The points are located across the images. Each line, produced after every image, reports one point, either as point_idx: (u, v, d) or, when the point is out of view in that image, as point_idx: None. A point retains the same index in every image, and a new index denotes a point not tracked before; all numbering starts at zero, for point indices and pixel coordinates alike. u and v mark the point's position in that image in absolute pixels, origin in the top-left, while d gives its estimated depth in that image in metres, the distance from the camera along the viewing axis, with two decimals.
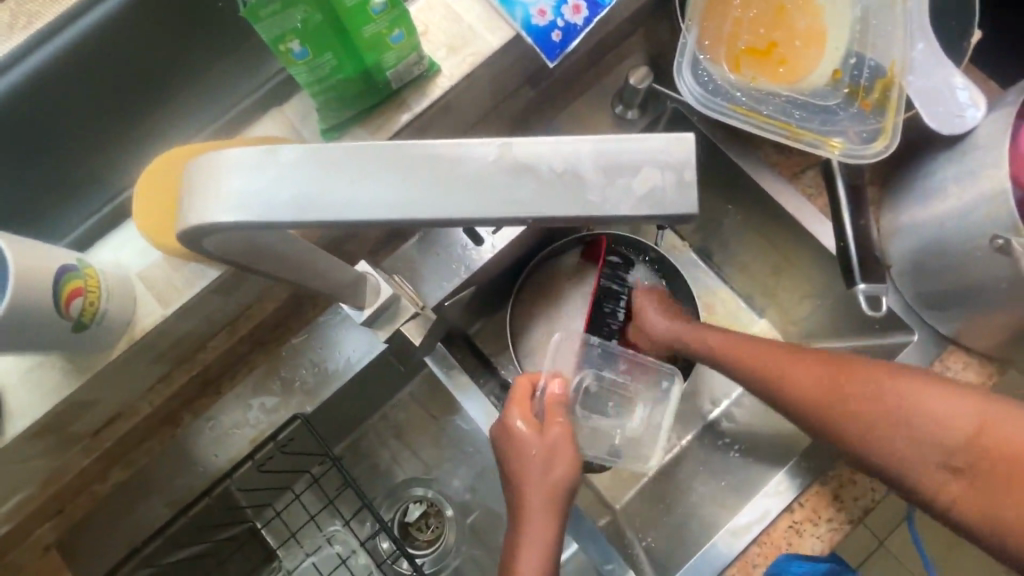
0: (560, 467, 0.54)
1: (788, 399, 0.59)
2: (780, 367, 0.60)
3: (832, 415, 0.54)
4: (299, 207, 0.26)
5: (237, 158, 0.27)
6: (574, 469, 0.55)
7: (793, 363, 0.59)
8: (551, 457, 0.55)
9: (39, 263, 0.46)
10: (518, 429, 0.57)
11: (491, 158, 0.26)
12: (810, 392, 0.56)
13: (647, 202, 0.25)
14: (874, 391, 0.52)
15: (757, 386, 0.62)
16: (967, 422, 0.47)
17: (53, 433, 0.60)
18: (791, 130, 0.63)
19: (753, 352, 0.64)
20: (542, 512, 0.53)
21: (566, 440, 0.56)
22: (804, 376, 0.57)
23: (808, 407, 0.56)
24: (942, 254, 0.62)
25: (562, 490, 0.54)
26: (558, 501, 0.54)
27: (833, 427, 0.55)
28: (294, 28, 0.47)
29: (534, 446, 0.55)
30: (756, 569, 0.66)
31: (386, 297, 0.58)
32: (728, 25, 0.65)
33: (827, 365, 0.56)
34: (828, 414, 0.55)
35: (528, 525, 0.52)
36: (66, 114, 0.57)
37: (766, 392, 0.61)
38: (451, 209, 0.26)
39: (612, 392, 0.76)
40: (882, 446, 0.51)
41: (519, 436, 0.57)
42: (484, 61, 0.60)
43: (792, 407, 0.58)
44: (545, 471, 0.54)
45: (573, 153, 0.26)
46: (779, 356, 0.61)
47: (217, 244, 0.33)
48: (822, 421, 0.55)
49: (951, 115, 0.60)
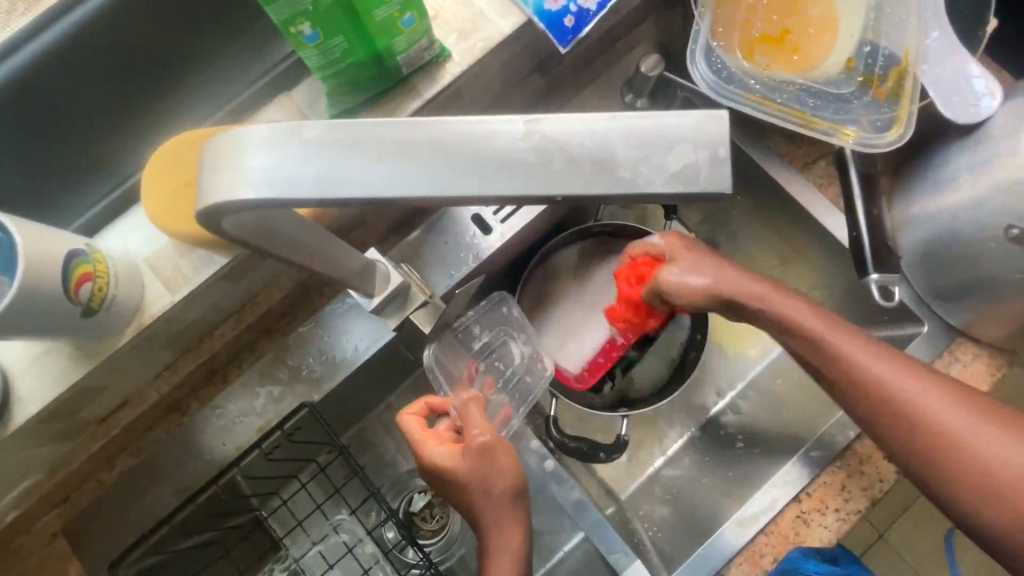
0: (498, 479, 0.54)
1: (905, 428, 0.50)
2: (914, 394, 0.50)
3: (976, 466, 0.47)
4: (320, 186, 0.26)
5: (261, 134, 0.26)
6: (510, 470, 0.54)
7: (932, 390, 0.50)
8: (488, 472, 0.53)
9: (47, 248, 0.45)
10: (444, 463, 0.54)
11: (518, 137, 0.25)
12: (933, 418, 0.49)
13: (681, 178, 0.25)
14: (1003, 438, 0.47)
15: (868, 402, 0.52)
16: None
17: (60, 420, 0.59)
18: (805, 118, 0.63)
19: (874, 364, 0.52)
20: (503, 524, 0.54)
21: (492, 450, 0.54)
22: (946, 411, 0.49)
23: (936, 447, 0.49)
24: (956, 245, 0.62)
25: (512, 490, 0.55)
26: (513, 501, 0.55)
27: (964, 473, 0.48)
28: (305, 10, 0.46)
29: (468, 473, 0.53)
30: (764, 559, 0.66)
31: (396, 284, 0.57)
32: (742, 13, 0.64)
33: (974, 408, 0.49)
34: (972, 462, 0.47)
35: (498, 534, 0.54)
36: (74, 98, 0.56)
37: (876, 410, 0.51)
38: (481, 187, 0.25)
39: (495, 354, 0.72)
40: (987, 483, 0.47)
41: (443, 465, 0.54)
42: (495, 46, 0.59)
43: (907, 437, 0.50)
44: (490, 486, 0.54)
45: (604, 130, 0.25)
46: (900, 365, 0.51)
47: (234, 224, 0.32)
48: (952, 466, 0.48)
49: (967, 104, 0.60)
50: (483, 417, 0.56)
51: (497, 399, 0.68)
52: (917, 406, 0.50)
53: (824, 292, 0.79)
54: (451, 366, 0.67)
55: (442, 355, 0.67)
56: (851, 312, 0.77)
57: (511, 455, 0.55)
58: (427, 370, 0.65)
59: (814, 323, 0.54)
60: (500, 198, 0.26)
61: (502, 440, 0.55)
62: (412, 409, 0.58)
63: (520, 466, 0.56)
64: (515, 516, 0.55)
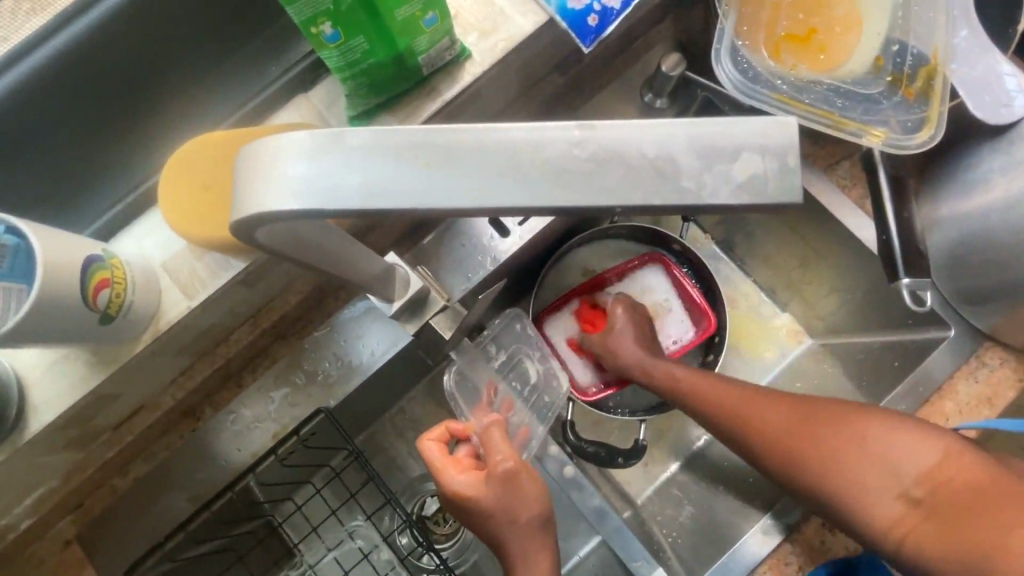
0: (523, 505, 0.53)
1: (765, 449, 0.58)
2: (757, 414, 0.59)
3: (821, 466, 0.53)
4: (364, 197, 0.25)
5: (301, 141, 0.25)
6: (534, 498, 0.54)
7: (769, 407, 0.59)
8: (512, 500, 0.53)
9: (65, 256, 0.44)
10: (465, 492, 0.53)
11: (572, 143, 0.24)
12: (773, 432, 0.57)
13: (746, 190, 0.24)
14: (830, 435, 0.54)
15: (730, 429, 0.60)
16: (933, 462, 0.50)
17: (76, 427, 0.58)
18: (833, 119, 0.62)
19: (728, 390, 0.62)
20: (532, 547, 0.54)
21: (516, 480, 0.53)
22: (779, 420, 0.57)
23: (792, 460, 0.55)
24: (986, 249, 0.60)
25: (537, 517, 0.55)
26: (541, 524, 0.55)
27: (815, 474, 0.54)
28: (327, 9, 0.45)
29: (493, 501, 0.53)
30: (789, 567, 0.65)
31: (415, 289, 0.56)
32: (767, 11, 0.63)
33: (805, 412, 0.57)
34: (815, 464, 0.54)
35: (526, 559, 0.54)
36: (89, 100, 0.55)
37: (747, 442, 0.59)
38: (534, 198, 0.24)
39: (511, 373, 0.72)
40: (831, 482, 0.53)
41: (466, 494, 0.53)
42: (516, 46, 0.58)
43: (768, 458, 0.58)
44: (515, 512, 0.53)
45: (667, 136, 0.24)
46: (742, 396, 0.61)
47: (267, 235, 0.31)
48: (801, 470, 0.55)
49: (998, 104, 0.58)
50: (506, 443, 0.55)
51: (517, 417, 0.67)
52: (759, 426, 0.58)
53: (843, 294, 0.78)
54: (468, 392, 0.68)
55: (460, 383, 0.68)
56: (871, 316, 0.76)
57: (536, 482, 0.55)
58: (448, 398, 0.67)
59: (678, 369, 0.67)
60: (555, 208, 0.24)
61: (525, 468, 0.54)
62: (432, 435, 0.57)
63: (544, 490, 0.55)
64: (541, 536, 0.55)
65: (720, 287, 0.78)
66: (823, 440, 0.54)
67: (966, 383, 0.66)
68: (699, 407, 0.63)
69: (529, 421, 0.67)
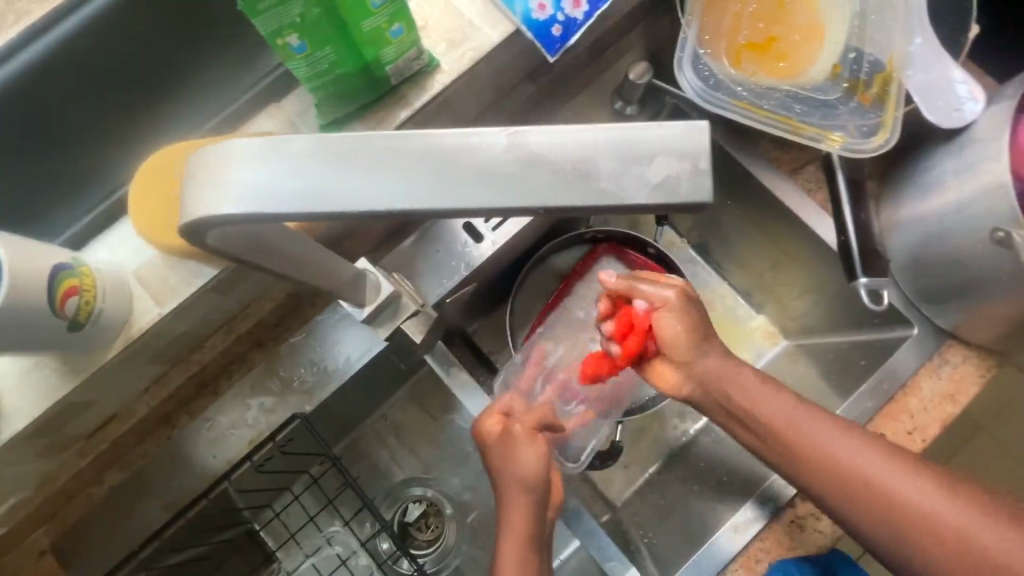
0: (516, 461, 0.55)
1: (896, 519, 0.48)
2: (893, 480, 0.48)
3: (969, 552, 0.45)
4: (300, 199, 0.26)
5: (241, 150, 0.26)
6: (529, 460, 0.55)
7: (907, 470, 0.48)
8: (507, 452, 0.56)
9: (32, 265, 0.45)
10: (485, 433, 0.59)
11: (500, 149, 0.25)
12: (830, 459, 0.50)
13: (660, 191, 0.25)
14: (897, 473, 0.48)
15: (857, 495, 0.49)
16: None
17: (46, 436, 0.58)
18: (792, 124, 0.63)
19: (783, 408, 0.54)
20: (512, 499, 0.55)
21: (520, 443, 0.57)
22: (924, 492, 0.47)
23: (847, 489, 0.49)
24: (943, 250, 0.62)
25: (524, 478, 0.55)
26: (526, 486, 0.55)
27: (957, 560, 0.46)
28: (293, 22, 0.46)
29: (498, 455, 0.57)
30: (760, 565, 0.65)
31: (385, 295, 0.58)
32: (728, 20, 0.65)
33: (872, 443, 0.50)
34: (874, 497, 0.48)
35: (509, 529, 0.53)
36: (61, 111, 0.56)
37: (798, 461, 0.52)
38: (464, 199, 0.25)
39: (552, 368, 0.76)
40: (888, 519, 0.48)
41: (484, 433, 0.59)
42: (484, 56, 0.59)
43: (895, 530, 0.48)
44: (507, 463, 0.56)
45: (586, 142, 0.25)
46: (802, 415, 0.53)
47: (219, 239, 0.32)
48: (857, 498, 0.49)
49: (950, 109, 0.61)
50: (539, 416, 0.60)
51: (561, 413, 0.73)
52: (899, 493, 0.48)
53: (813, 296, 0.79)
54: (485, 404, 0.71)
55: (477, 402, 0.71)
56: (841, 316, 0.78)
57: (541, 456, 0.56)
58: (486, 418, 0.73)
59: (804, 417, 0.53)
60: (485, 210, 0.26)
61: (533, 438, 0.57)
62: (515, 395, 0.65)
63: (547, 469, 0.56)
64: (522, 506, 0.54)
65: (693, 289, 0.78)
66: (888, 476, 0.48)
67: (929, 380, 0.68)
68: (823, 466, 0.51)
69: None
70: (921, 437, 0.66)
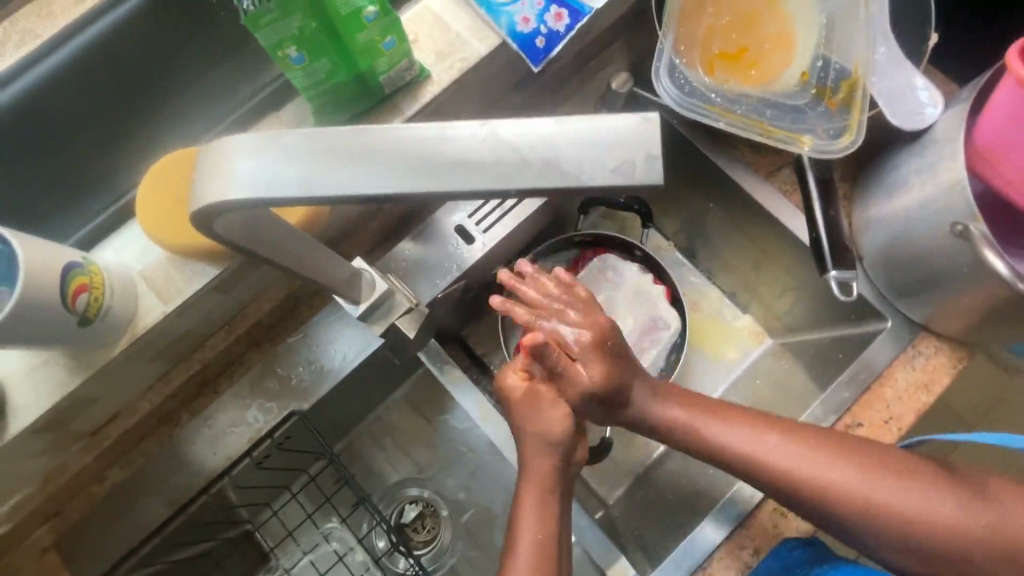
0: (540, 425, 0.56)
1: (832, 500, 0.52)
2: (828, 472, 0.52)
3: (901, 518, 0.51)
4: (299, 182, 0.29)
5: (246, 145, 0.30)
6: (564, 421, 0.56)
7: (850, 468, 0.52)
8: (526, 410, 0.57)
9: (47, 262, 0.48)
10: (508, 389, 0.58)
11: (476, 139, 0.29)
12: (824, 484, 0.52)
13: (617, 173, 0.28)
14: (881, 487, 0.51)
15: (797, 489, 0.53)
16: (993, 511, 0.50)
17: (54, 430, 0.61)
18: (763, 127, 0.67)
19: (778, 441, 0.54)
20: (531, 465, 0.56)
21: (545, 405, 0.56)
22: (847, 473, 0.52)
23: (840, 507, 0.52)
24: (909, 244, 0.65)
25: (545, 439, 0.56)
26: (545, 447, 0.56)
27: (890, 531, 0.51)
28: (292, 35, 0.50)
29: (522, 412, 0.57)
30: (744, 552, 0.67)
31: (381, 292, 0.60)
32: (702, 32, 0.70)
33: (856, 460, 0.53)
34: (867, 509, 0.51)
35: (528, 483, 0.55)
36: (71, 120, 0.59)
37: (791, 488, 0.53)
38: (446, 184, 0.29)
39: None
40: (878, 525, 0.51)
41: (508, 388, 0.57)
42: (472, 67, 0.63)
43: (840, 512, 0.52)
44: (525, 423, 0.57)
45: (549, 132, 0.29)
46: (790, 445, 0.54)
47: (225, 226, 0.35)
48: (852, 514, 0.52)
49: (912, 112, 0.65)
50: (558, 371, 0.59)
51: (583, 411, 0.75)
52: (886, 501, 0.51)
53: (794, 294, 0.82)
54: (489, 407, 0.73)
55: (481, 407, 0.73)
56: (820, 313, 0.81)
57: (564, 418, 0.56)
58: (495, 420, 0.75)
59: (721, 427, 0.56)
60: (464, 193, 0.29)
61: (557, 402, 0.56)
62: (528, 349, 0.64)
63: (570, 430, 0.56)
64: (544, 465, 0.56)
65: (679, 290, 0.81)
66: (874, 493, 0.51)
67: (904, 371, 0.71)
68: (758, 468, 0.54)
69: (492, 409, 0.73)
70: (897, 425, 0.69)
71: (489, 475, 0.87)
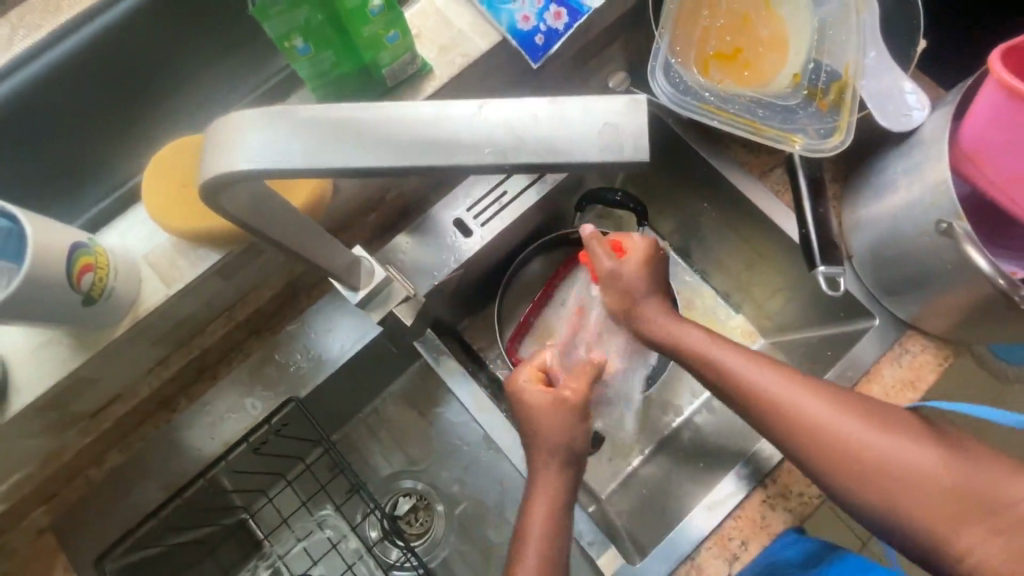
0: (557, 433, 0.59)
1: (815, 440, 0.53)
2: (814, 409, 0.54)
3: (880, 467, 0.51)
4: (305, 154, 0.31)
5: (252, 121, 0.31)
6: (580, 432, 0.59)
7: (837, 409, 0.54)
8: (547, 418, 0.59)
9: (53, 240, 0.49)
10: (525, 394, 0.61)
11: (471, 114, 0.31)
12: (810, 416, 0.54)
13: (606, 152, 0.30)
14: (866, 430, 0.52)
15: (773, 415, 0.55)
16: (979, 475, 0.49)
17: (54, 410, 0.62)
18: (756, 126, 0.69)
19: (778, 380, 0.56)
20: (544, 470, 0.59)
21: (567, 410, 0.60)
22: (828, 410, 0.54)
23: (823, 446, 0.53)
24: (896, 244, 0.67)
25: (562, 446, 0.59)
26: (560, 463, 0.59)
27: (871, 481, 0.51)
28: (299, 26, 0.51)
29: (541, 420, 0.60)
30: (733, 543, 0.68)
31: (379, 280, 0.60)
32: (698, 34, 0.72)
33: (846, 403, 0.54)
34: (849, 449, 0.52)
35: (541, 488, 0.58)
36: (79, 106, 0.60)
37: (776, 420, 0.55)
38: (440, 154, 0.30)
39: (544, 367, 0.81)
40: (858, 470, 0.52)
41: (524, 395, 0.61)
42: (473, 63, 0.65)
43: (822, 455, 0.53)
44: (543, 433, 0.59)
45: (538, 108, 0.30)
46: (784, 380, 0.56)
47: (234, 204, 0.36)
48: (834, 458, 0.52)
49: (899, 115, 0.67)
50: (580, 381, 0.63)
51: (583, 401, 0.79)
52: (868, 445, 0.52)
53: (785, 294, 0.84)
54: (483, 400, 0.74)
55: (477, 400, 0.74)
56: (810, 312, 0.82)
57: (582, 428, 0.60)
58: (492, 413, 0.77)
59: (724, 353, 0.60)
60: (459, 168, 0.31)
61: (583, 412, 0.60)
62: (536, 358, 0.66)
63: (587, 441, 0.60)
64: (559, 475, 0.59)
65: None
66: (859, 433, 0.52)
67: (891, 367, 0.72)
68: (748, 398, 0.57)
69: (487, 399, 0.74)
70: None
71: (483, 468, 0.88)
